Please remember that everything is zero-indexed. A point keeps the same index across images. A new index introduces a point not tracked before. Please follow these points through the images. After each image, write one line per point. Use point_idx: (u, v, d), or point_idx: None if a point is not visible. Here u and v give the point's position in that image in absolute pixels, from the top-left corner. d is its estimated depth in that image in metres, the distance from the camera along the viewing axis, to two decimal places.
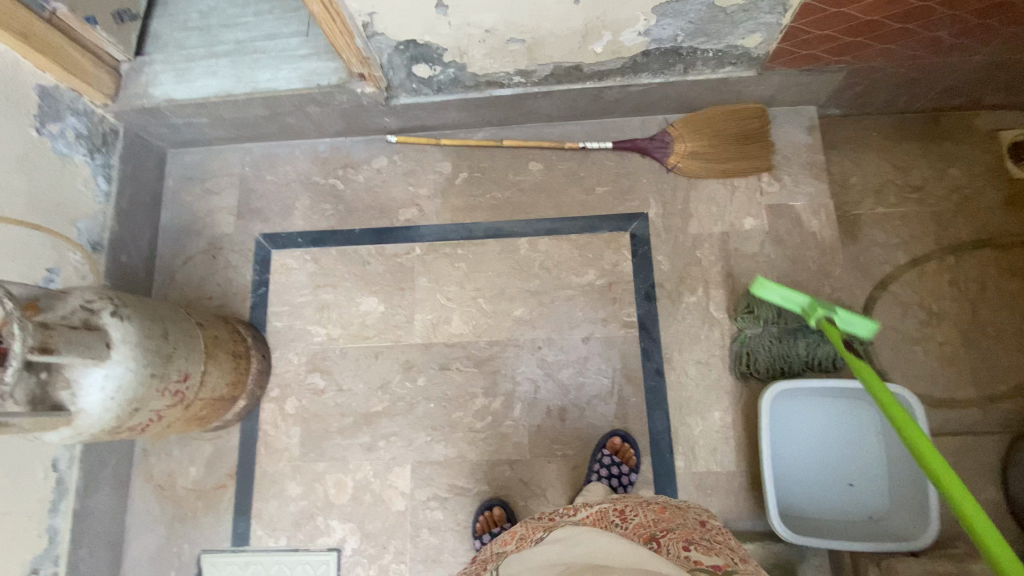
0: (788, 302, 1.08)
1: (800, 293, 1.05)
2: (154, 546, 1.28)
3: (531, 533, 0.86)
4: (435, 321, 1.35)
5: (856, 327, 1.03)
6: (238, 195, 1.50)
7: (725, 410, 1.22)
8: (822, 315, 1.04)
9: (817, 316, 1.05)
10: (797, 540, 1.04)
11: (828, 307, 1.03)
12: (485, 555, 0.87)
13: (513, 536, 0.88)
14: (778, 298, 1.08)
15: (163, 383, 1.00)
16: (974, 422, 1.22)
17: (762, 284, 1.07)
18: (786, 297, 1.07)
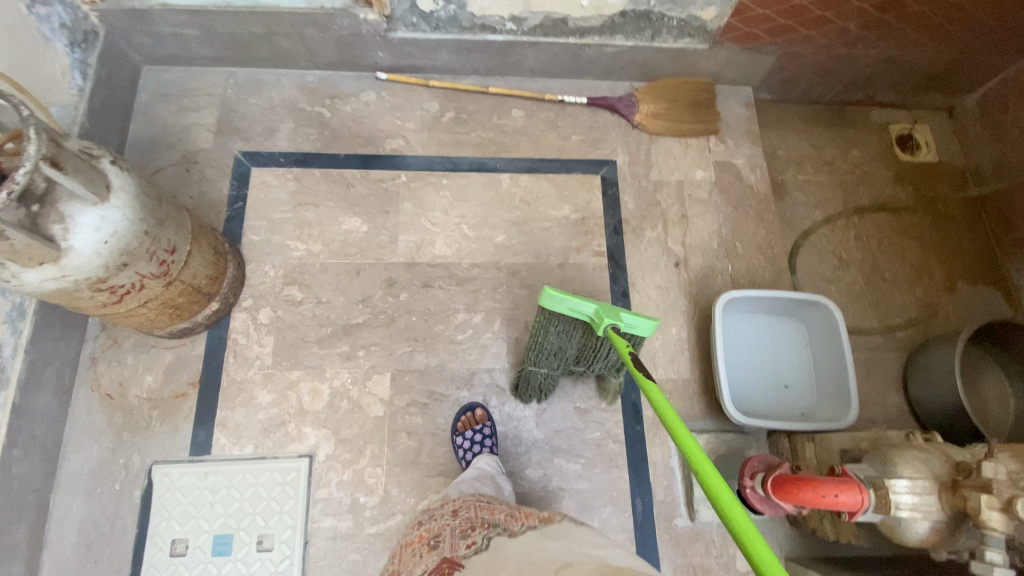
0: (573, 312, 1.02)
1: (584, 301, 0.99)
2: (97, 457, 1.18)
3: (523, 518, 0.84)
4: (419, 243, 1.40)
5: (638, 327, 1.01)
6: (219, 114, 1.49)
7: (681, 327, 1.37)
8: (608, 323, 1.00)
9: (604, 326, 0.99)
10: (746, 422, 1.17)
11: (612, 315, 0.98)
12: (470, 515, 0.88)
13: (503, 511, 0.89)
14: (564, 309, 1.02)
15: (153, 246, 0.98)
16: (879, 346, 1.46)
17: (549, 293, 1.00)
18: (573, 309, 1.01)
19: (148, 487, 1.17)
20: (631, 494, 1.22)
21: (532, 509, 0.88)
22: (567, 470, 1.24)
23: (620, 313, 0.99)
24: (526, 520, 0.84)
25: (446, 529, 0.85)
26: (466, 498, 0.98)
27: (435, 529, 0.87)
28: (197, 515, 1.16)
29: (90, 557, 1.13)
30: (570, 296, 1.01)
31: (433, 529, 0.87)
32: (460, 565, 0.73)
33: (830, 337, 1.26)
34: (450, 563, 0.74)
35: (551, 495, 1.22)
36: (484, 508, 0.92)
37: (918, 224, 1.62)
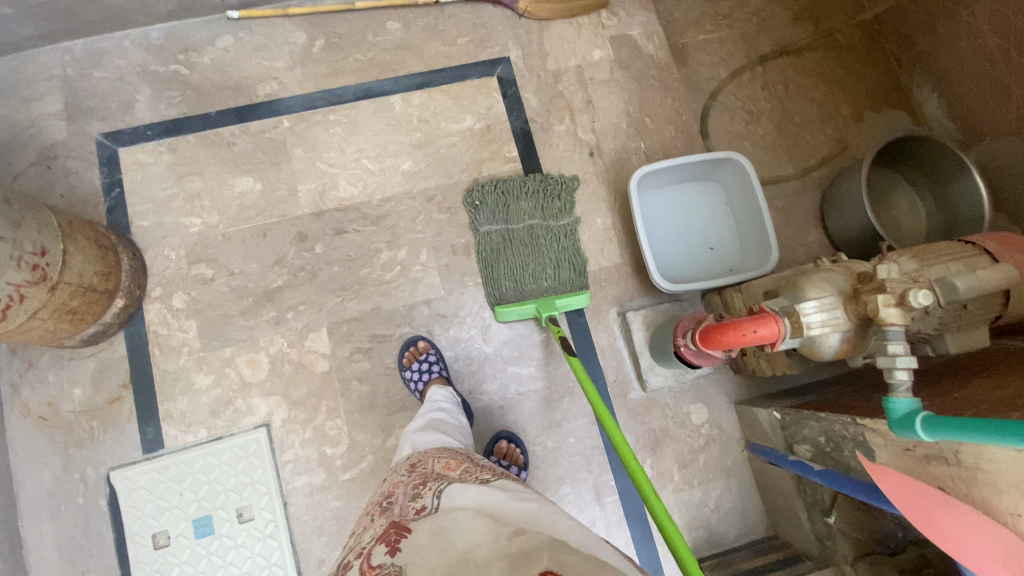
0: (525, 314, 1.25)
1: (524, 308, 1.21)
2: (49, 480, 1.15)
3: (475, 474, 0.85)
4: (321, 190, 1.32)
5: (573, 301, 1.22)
6: (65, 98, 1.33)
7: (605, 215, 1.37)
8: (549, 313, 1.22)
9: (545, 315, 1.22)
10: (677, 289, 1.20)
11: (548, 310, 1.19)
12: (426, 471, 0.88)
13: (458, 466, 0.89)
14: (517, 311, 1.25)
15: (16, 251, 0.90)
16: (797, 189, 1.50)
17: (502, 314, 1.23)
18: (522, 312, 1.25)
19: (112, 493, 1.15)
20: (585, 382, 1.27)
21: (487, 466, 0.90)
22: (521, 375, 1.27)
23: (555, 308, 1.19)
24: (478, 478, 0.84)
25: (399, 488, 0.85)
26: (427, 450, 0.96)
27: (389, 488, 0.88)
28: (169, 507, 1.15)
29: (75, 570, 1.12)
30: (515, 304, 1.22)
31: (386, 490, 0.88)
32: (408, 529, 0.71)
33: (744, 191, 1.28)
34: (397, 528, 0.72)
35: (512, 402, 1.25)
36: (442, 461, 0.91)
37: (819, 61, 1.61)
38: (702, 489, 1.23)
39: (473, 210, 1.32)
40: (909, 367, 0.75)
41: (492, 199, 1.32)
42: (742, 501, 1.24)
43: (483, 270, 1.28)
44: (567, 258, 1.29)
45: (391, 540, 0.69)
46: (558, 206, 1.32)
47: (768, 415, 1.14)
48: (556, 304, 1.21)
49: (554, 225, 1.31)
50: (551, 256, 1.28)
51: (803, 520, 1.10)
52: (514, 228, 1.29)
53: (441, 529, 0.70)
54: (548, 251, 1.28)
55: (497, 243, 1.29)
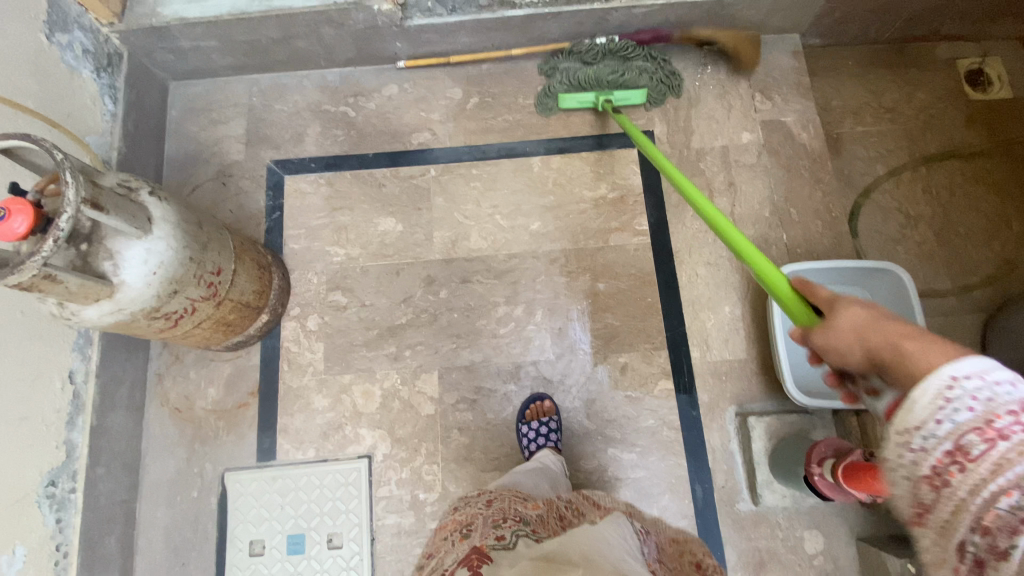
0: (585, 104, 1.42)
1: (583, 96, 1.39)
2: (172, 468, 1.26)
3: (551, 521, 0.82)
4: (454, 239, 1.38)
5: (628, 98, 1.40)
6: (247, 125, 1.50)
7: (734, 304, 1.30)
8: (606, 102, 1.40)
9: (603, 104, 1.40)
10: (813, 403, 1.11)
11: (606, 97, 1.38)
12: (505, 507, 0.85)
13: (537, 507, 0.87)
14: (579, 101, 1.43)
15: (199, 271, 1.00)
16: (956, 307, 1.35)
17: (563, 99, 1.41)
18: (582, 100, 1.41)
19: (223, 493, 1.24)
20: (690, 480, 1.20)
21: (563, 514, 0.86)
22: (622, 459, 1.22)
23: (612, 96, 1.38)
24: (557, 529, 0.80)
25: (478, 517, 0.82)
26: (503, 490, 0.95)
27: (467, 517, 0.85)
28: (270, 518, 1.22)
29: (178, 559, 1.21)
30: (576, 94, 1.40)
31: (464, 516, 0.86)
32: (489, 556, 0.69)
33: (900, 306, 1.18)
34: (479, 554, 0.69)
35: (608, 484, 1.21)
36: (521, 501, 0.90)
37: (997, 169, 1.46)
38: None
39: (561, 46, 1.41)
40: None
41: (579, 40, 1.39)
42: None
43: (557, 84, 1.40)
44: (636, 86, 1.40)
45: (472, 565, 0.68)
46: (640, 51, 1.39)
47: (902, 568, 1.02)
48: (614, 95, 1.39)
49: (636, 56, 1.38)
50: (622, 77, 1.37)
51: None
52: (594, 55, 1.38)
53: (521, 559, 0.66)
54: (622, 74, 1.37)
55: (575, 71, 1.39)
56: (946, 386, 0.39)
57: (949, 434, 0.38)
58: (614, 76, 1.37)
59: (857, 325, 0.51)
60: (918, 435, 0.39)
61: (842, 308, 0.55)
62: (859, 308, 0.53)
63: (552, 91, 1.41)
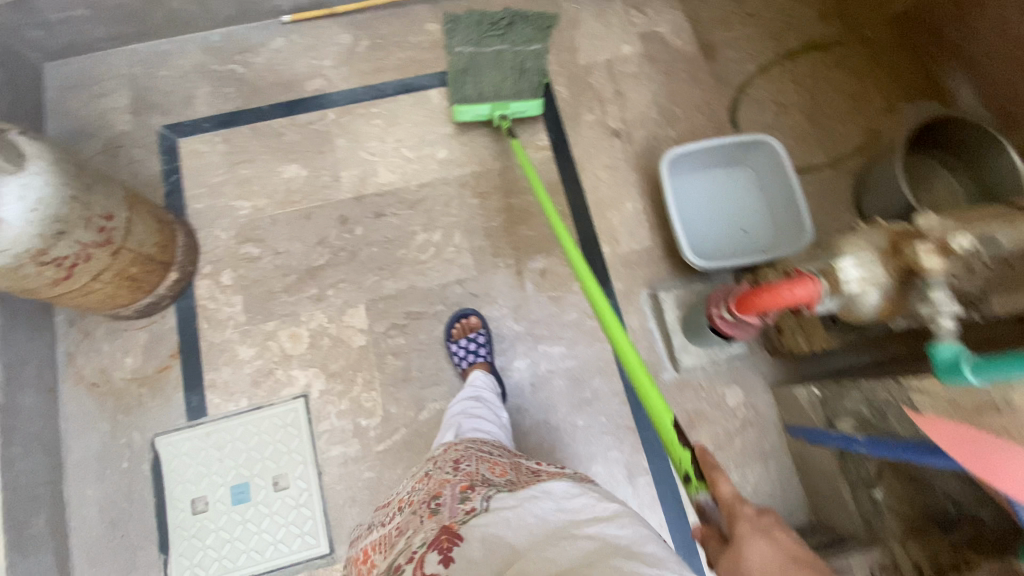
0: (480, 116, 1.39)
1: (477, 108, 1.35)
2: (98, 443, 1.20)
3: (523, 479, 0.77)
4: (362, 176, 1.39)
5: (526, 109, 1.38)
6: (132, 95, 1.45)
7: (636, 200, 1.39)
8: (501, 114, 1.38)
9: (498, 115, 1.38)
10: (710, 266, 1.20)
11: (501, 108, 1.36)
12: (471, 472, 0.80)
13: (503, 472, 0.82)
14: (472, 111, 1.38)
15: (87, 213, 0.98)
16: (830, 178, 1.49)
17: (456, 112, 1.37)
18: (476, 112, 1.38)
19: (155, 458, 1.20)
20: (616, 362, 1.27)
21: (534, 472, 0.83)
22: (552, 354, 1.27)
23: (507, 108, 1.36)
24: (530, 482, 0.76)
25: (447, 488, 0.75)
26: (467, 445, 0.93)
27: (435, 488, 0.77)
28: (209, 473, 1.19)
29: (117, 532, 1.16)
30: (470, 106, 1.36)
31: (431, 487, 0.79)
32: (459, 534, 0.62)
33: (777, 173, 1.29)
34: (449, 534, 0.62)
35: (543, 379, 1.26)
36: (486, 463, 0.85)
37: (850, 55, 1.61)
38: (738, 473, 1.20)
39: (449, 32, 1.39)
40: (954, 314, 0.76)
41: (466, 21, 1.38)
42: (780, 484, 1.20)
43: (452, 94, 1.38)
44: (529, 71, 1.38)
45: (443, 546, 0.60)
46: (528, 35, 1.40)
47: (807, 392, 1.13)
48: (510, 107, 1.37)
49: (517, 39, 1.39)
50: (515, 90, 1.37)
51: (847, 499, 1.07)
52: (486, 52, 1.36)
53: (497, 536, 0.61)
54: (516, 87, 1.37)
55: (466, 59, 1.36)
56: None
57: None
58: (506, 88, 1.37)
59: (764, 558, 0.55)
60: None
61: (747, 534, 0.57)
62: (763, 539, 0.56)
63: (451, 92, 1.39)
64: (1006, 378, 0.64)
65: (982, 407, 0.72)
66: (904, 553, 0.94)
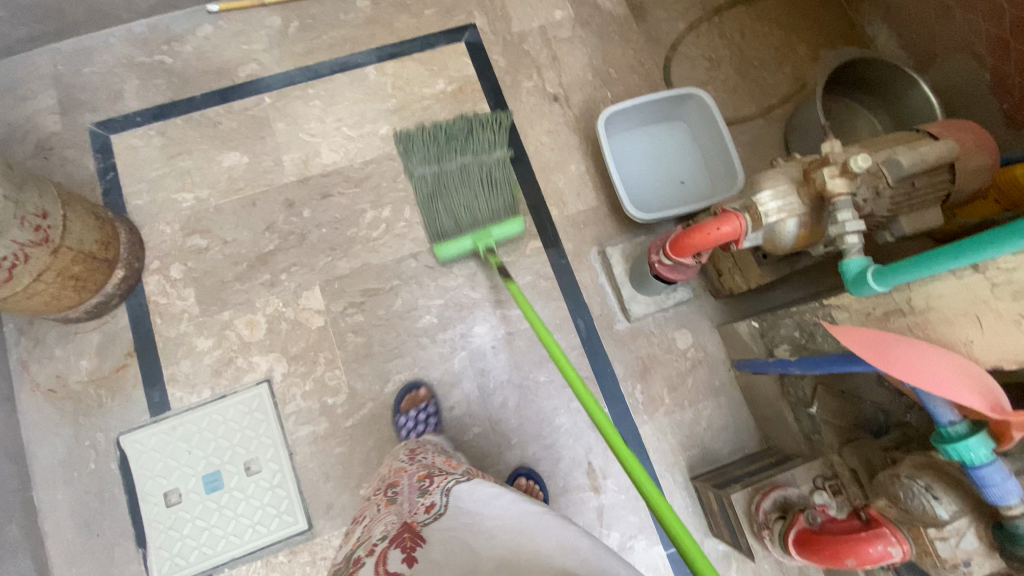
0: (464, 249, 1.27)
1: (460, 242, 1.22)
2: (62, 448, 1.19)
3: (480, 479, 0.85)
4: (305, 158, 1.38)
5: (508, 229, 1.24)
6: (57, 94, 1.40)
7: (579, 161, 1.42)
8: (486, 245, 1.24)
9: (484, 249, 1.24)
10: (651, 217, 1.25)
11: (485, 240, 1.23)
12: (428, 463, 0.91)
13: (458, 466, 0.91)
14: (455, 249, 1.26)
15: (18, 211, 0.96)
16: (761, 127, 1.56)
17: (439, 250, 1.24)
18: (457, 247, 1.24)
19: (122, 457, 1.19)
20: (571, 318, 1.31)
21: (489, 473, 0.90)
22: (510, 316, 1.31)
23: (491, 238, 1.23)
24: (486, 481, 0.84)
25: (403, 478, 0.87)
26: (425, 444, 1.05)
27: (393, 479, 0.89)
28: (179, 465, 1.19)
29: (91, 533, 1.16)
30: (449, 242, 1.23)
31: (391, 480, 0.90)
32: (422, 536, 0.67)
33: (708, 124, 1.35)
34: (411, 532, 0.67)
35: (502, 341, 1.30)
36: (442, 457, 0.96)
37: (773, 8, 1.67)
38: (692, 410, 1.27)
39: (404, 152, 1.29)
40: (858, 231, 0.82)
41: (421, 141, 1.29)
42: (733, 417, 1.28)
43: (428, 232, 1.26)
44: (501, 187, 1.27)
45: (407, 546, 0.65)
46: (491, 141, 1.31)
47: (747, 326, 1.20)
48: (492, 235, 1.24)
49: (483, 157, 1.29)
50: (491, 211, 1.25)
51: (791, 420, 1.14)
52: (449, 168, 1.27)
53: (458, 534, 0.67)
54: (491, 205, 1.25)
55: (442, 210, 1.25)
56: None
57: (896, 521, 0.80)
58: (481, 209, 1.25)
59: None
60: None
61: None
62: None
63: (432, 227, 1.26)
64: (903, 279, 0.70)
65: (892, 313, 0.81)
66: (841, 461, 1.02)
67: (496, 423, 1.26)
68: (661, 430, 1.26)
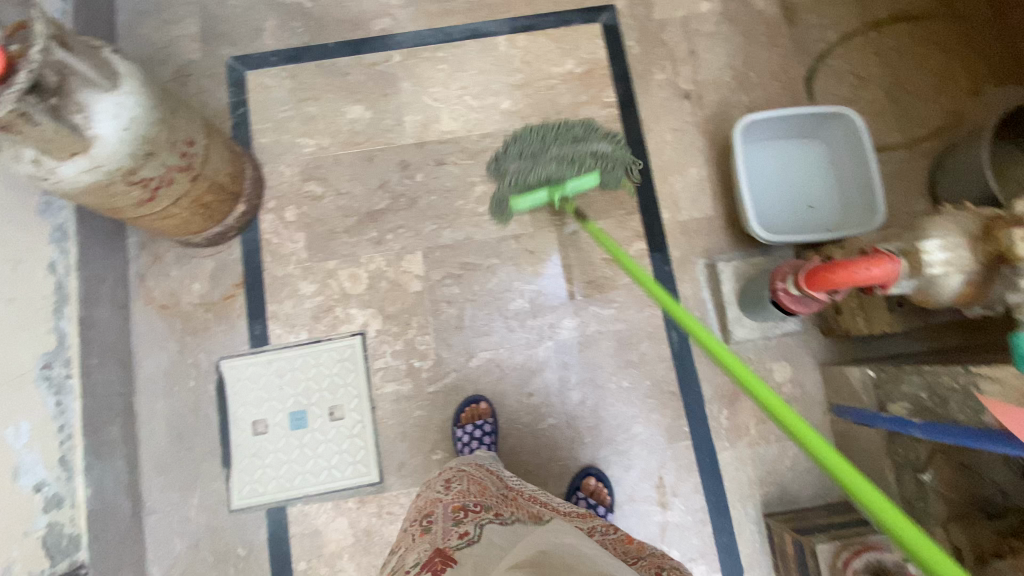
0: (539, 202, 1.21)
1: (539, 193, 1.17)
2: (166, 362, 1.27)
3: (520, 507, 0.89)
4: (425, 122, 1.38)
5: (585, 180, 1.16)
6: (201, 23, 1.45)
7: (701, 166, 1.36)
8: (562, 194, 1.18)
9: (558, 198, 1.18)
10: (776, 240, 1.18)
11: (561, 189, 1.16)
12: (462, 491, 0.88)
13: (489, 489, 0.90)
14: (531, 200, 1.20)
15: (172, 136, 1.00)
16: (905, 159, 1.43)
17: (516, 200, 1.18)
18: (533, 195, 1.18)
19: (220, 379, 1.27)
20: (666, 328, 1.27)
21: (520, 494, 0.93)
22: (603, 315, 1.29)
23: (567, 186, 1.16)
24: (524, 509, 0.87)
25: (438, 508, 0.85)
26: (462, 469, 0.98)
27: (429, 507, 0.87)
28: (269, 398, 1.25)
29: (183, 444, 1.24)
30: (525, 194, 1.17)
31: (424, 507, 0.88)
32: (453, 559, 0.71)
33: (853, 147, 1.25)
34: (443, 556, 0.71)
35: (591, 339, 1.28)
36: (477, 483, 0.92)
37: (938, 30, 1.49)
38: (777, 445, 1.22)
39: (507, 146, 1.23)
40: None
41: (533, 134, 1.21)
42: None
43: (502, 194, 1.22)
44: (595, 171, 1.19)
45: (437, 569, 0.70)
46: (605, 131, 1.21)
47: (860, 373, 1.12)
48: (568, 186, 1.17)
49: (590, 147, 1.20)
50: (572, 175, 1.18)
51: (891, 480, 1.13)
52: (547, 151, 1.19)
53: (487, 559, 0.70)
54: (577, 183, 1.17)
55: (525, 189, 1.19)
56: None
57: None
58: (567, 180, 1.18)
59: None
60: None
61: None
62: None
63: (504, 197, 1.23)
64: None
65: None
66: (946, 535, 0.97)
67: (572, 419, 1.24)
68: (741, 460, 1.22)
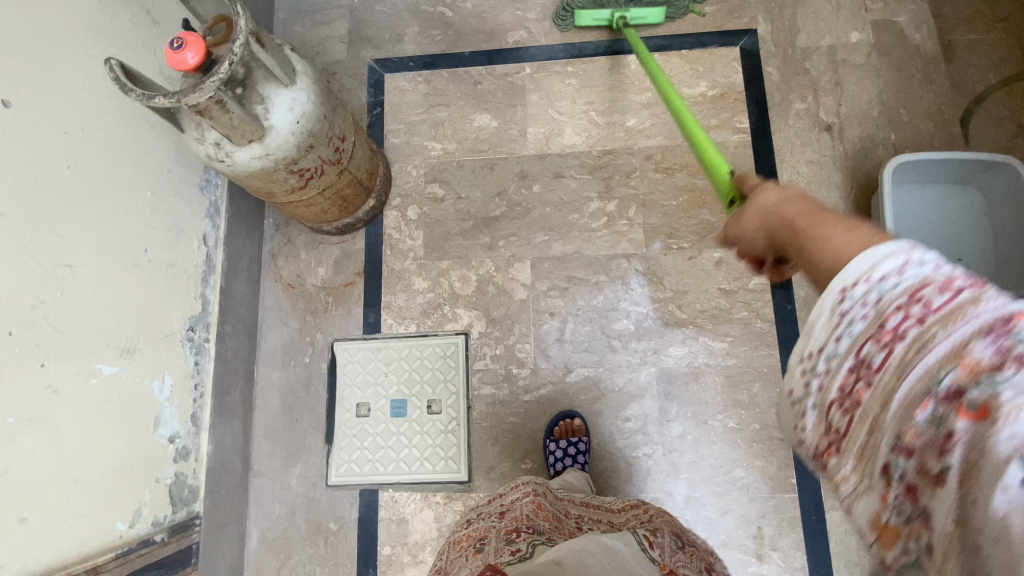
0: (600, 23, 1.41)
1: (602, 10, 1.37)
2: (286, 337, 1.37)
3: (567, 528, 0.82)
4: (548, 135, 1.40)
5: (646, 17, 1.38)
6: (349, 26, 1.55)
7: (836, 203, 1.28)
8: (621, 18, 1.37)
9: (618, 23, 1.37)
10: None
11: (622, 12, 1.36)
12: (517, 514, 0.81)
13: (546, 509, 0.84)
14: (593, 19, 1.40)
15: (331, 131, 1.08)
16: None
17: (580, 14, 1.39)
18: (596, 18, 1.39)
19: (332, 360, 1.34)
20: (782, 370, 1.21)
21: (572, 522, 0.86)
22: (713, 347, 1.24)
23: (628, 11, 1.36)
24: (570, 534, 0.81)
25: (492, 532, 0.79)
26: (517, 488, 0.90)
27: (482, 530, 0.81)
28: (374, 383, 1.31)
29: (293, 416, 1.33)
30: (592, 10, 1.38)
31: (478, 530, 0.82)
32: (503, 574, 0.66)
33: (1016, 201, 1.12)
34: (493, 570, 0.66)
35: (699, 371, 1.23)
36: (533, 504, 0.84)
37: None
38: None
39: None
40: None
41: None
42: None
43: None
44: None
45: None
46: None
47: None
48: (629, 12, 1.37)
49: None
50: None
51: None
52: None
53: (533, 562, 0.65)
54: None
55: None
56: (838, 299, 0.41)
57: (849, 349, 0.39)
58: None
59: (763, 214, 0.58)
60: (825, 355, 0.41)
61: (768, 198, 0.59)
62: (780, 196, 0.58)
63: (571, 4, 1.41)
64: None
65: None
66: None
67: (668, 450, 1.21)
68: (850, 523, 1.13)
